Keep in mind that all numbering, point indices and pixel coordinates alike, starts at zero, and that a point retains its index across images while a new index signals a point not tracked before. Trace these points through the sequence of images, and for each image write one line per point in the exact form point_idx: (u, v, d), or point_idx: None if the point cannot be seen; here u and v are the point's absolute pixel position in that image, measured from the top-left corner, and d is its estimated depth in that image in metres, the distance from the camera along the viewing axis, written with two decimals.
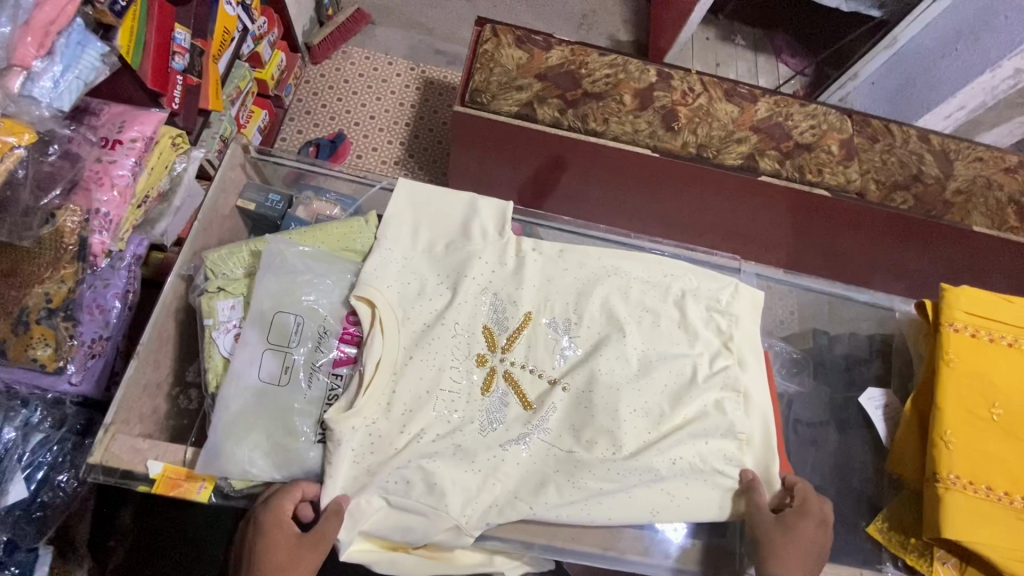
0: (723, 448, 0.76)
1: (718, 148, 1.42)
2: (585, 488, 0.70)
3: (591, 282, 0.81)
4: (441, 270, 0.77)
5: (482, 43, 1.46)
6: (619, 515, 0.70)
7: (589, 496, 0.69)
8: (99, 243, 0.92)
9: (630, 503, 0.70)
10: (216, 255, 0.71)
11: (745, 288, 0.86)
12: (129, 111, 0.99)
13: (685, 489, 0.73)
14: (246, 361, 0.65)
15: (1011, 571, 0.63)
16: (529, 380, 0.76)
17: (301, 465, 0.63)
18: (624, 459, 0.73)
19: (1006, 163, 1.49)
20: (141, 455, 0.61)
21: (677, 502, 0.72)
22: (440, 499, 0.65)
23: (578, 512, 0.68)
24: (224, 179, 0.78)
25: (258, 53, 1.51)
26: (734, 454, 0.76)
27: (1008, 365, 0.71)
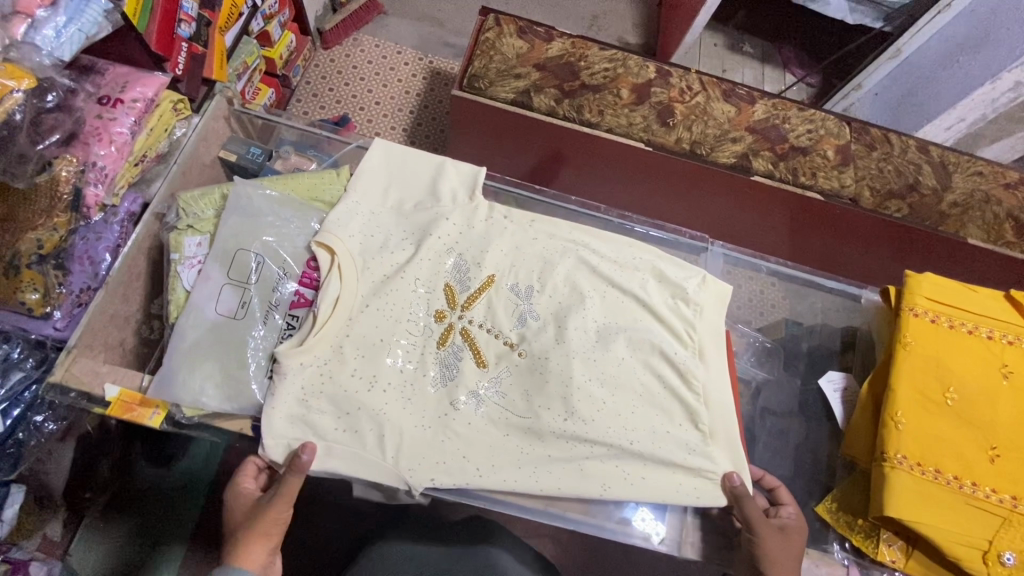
0: (682, 439, 0.74)
1: (712, 146, 1.41)
2: (533, 452, 0.71)
3: (558, 254, 0.82)
4: (407, 227, 0.79)
5: (484, 32, 1.49)
6: (569, 488, 0.70)
7: (539, 465, 0.71)
8: (93, 196, 0.94)
9: (581, 475, 0.71)
10: (189, 196, 0.75)
11: (712, 281, 0.83)
12: (133, 73, 1.02)
13: (642, 470, 0.72)
14: (206, 296, 0.69)
15: (950, 552, 0.65)
16: (491, 347, 0.76)
17: (249, 399, 0.66)
18: (576, 426, 0.73)
19: (1008, 179, 1.45)
20: (99, 377, 0.66)
21: (633, 483, 0.71)
22: (386, 450, 0.67)
23: (525, 479, 0.70)
24: (208, 129, 0.85)
25: (267, 32, 1.55)
26: (695, 446, 0.74)
27: (964, 351, 0.73)
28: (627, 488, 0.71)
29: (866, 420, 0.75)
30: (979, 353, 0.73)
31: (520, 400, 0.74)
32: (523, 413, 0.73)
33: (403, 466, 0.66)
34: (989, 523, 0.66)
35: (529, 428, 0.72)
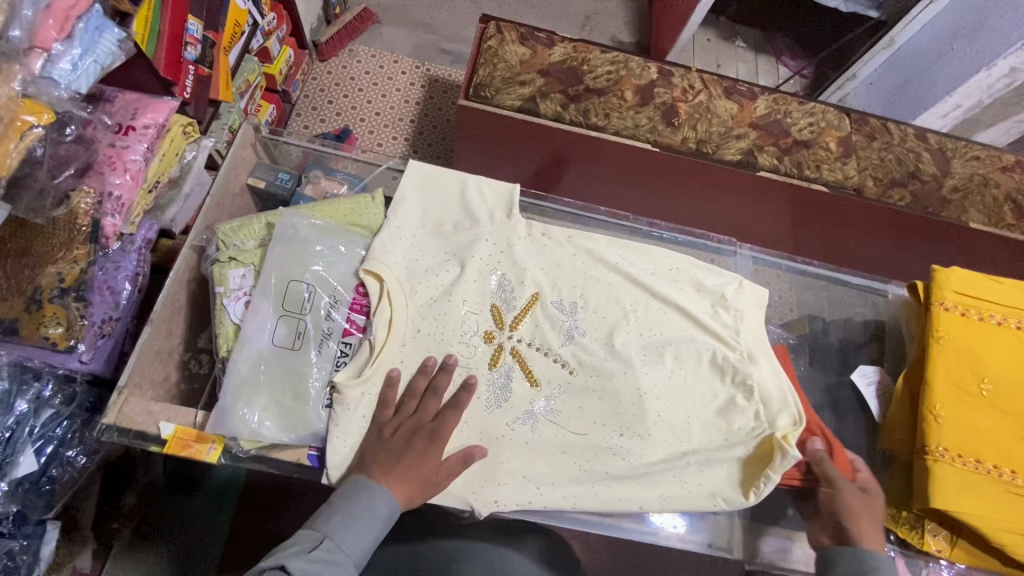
0: (731, 449, 0.76)
1: (718, 143, 1.43)
2: (590, 470, 0.73)
3: (596, 268, 0.84)
4: (448, 249, 0.80)
5: (486, 39, 1.48)
6: (626, 504, 0.72)
7: (595, 481, 0.72)
8: (111, 226, 0.91)
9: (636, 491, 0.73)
10: (228, 228, 0.76)
11: (750, 286, 0.85)
12: (143, 99, 0.99)
13: (692, 478, 0.75)
14: (257, 327, 0.70)
15: (998, 541, 0.68)
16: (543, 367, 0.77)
17: (308, 428, 0.68)
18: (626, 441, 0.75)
19: (1004, 162, 1.48)
20: (153, 417, 0.66)
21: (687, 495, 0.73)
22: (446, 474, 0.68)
23: (583, 496, 0.71)
24: (237, 158, 0.85)
25: (267, 48, 1.53)
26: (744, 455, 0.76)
27: (994, 342, 0.78)
28: (682, 502, 0.73)
29: (903, 415, 0.80)
30: (1008, 342, 0.78)
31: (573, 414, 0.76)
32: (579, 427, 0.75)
33: (466, 489, 0.69)
34: None
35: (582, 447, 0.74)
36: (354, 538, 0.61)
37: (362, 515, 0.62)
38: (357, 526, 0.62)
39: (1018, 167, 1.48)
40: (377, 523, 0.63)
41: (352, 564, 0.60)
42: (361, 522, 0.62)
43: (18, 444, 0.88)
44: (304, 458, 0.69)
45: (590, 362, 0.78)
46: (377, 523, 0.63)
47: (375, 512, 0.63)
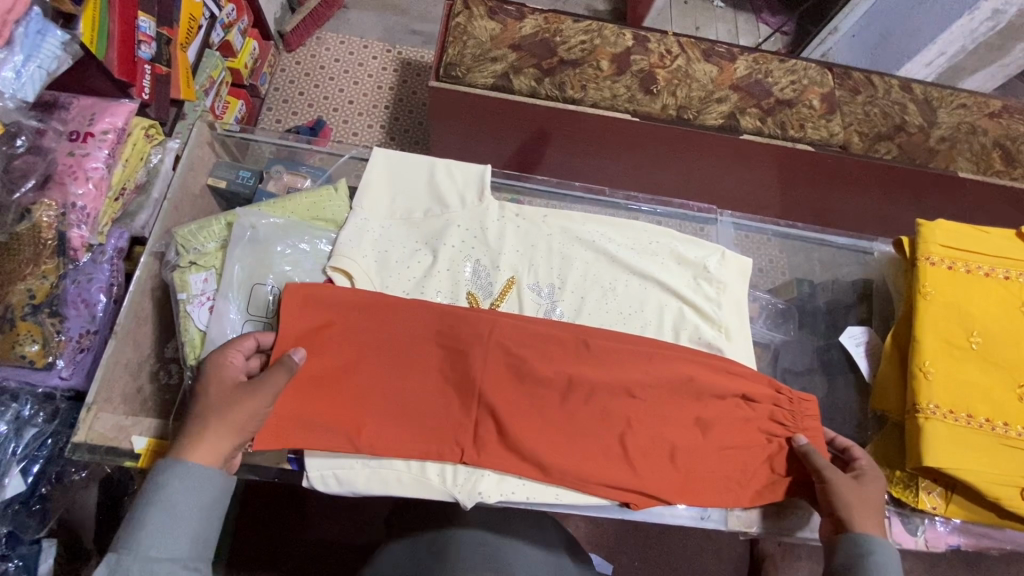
0: None
1: (698, 109, 1.39)
2: None
3: (572, 248, 0.81)
4: (418, 238, 0.78)
5: (454, 16, 1.43)
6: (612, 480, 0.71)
7: None
8: (78, 237, 0.88)
9: None
10: (186, 231, 0.73)
11: (733, 255, 0.84)
12: (99, 103, 0.95)
13: None
14: (224, 332, 0.69)
15: (994, 495, 0.68)
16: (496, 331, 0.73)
17: None
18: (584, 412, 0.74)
19: (992, 108, 1.45)
20: (126, 431, 0.65)
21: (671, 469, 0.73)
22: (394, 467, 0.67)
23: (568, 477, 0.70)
24: (193, 158, 0.82)
25: (229, 42, 1.48)
26: None
27: (981, 293, 0.76)
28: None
29: (892, 374, 0.78)
30: (995, 293, 0.77)
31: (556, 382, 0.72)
32: (525, 391, 0.72)
33: (450, 481, 0.68)
34: None
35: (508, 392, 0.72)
36: (167, 538, 0.54)
37: (160, 517, 0.54)
38: (163, 526, 0.54)
39: (1005, 113, 1.45)
40: (186, 520, 0.55)
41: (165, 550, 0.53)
42: (170, 516, 0.55)
43: (3, 466, 0.87)
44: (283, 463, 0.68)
45: (683, 350, 0.76)
46: (183, 513, 0.55)
47: (176, 507, 0.55)
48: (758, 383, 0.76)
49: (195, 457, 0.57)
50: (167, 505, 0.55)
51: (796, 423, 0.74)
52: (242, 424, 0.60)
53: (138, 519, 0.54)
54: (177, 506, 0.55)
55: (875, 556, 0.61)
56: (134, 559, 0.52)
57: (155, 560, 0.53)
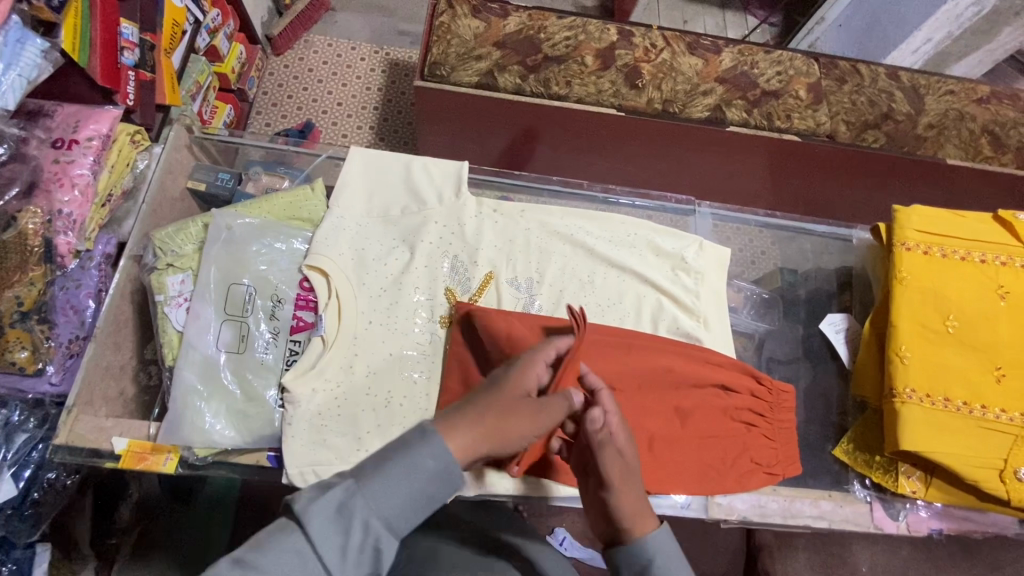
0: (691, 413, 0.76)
1: (684, 102, 1.39)
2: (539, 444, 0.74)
3: (549, 241, 0.82)
4: (395, 235, 0.79)
5: (438, 15, 1.43)
6: None
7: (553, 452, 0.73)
8: (65, 243, 0.88)
9: None
10: (163, 234, 0.74)
11: (711, 245, 0.84)
12: (84, 109, 0.95)
13: None
14: (200, 333, 0.70)
15: (972, 478, 0.69)
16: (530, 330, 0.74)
17: (262, 430, 0.68)
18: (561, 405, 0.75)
19: (979, 94, 1.45)
20: (105, 433, 0.66)
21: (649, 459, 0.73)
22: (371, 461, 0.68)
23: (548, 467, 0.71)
24: (171, 162, 0.83)
25: (214, 47, 1.49)
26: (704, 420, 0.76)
27: (958, 277, 0.76)
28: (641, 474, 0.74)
29: (871, 360, 0.79)
30: (973, 277, 0.77)
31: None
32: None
33: None
34: (1002, 442, 0.71)
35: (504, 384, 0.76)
36: (371, 523, 0.44)
37: (400, 472, 0.46)
38: (390, 482, 0.46)
39: (993, 98, 1.45)
40: (404, 500, 0.45)
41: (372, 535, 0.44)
42: (389, 493, 0.45)
43: None
44: (263, 460, 0.68)
45: (659, 339, 0.77)
46: (423, 472, 0.46)
47: (420, 465, 0.46)
48: (736, 371, 0.77)
49: (459, 439, 0.48)
50: (381, 490, 0.45)
51: (773, 410, 0.77)
52: (519, 421, 0.51)
53: (354, 495, 0.45)
54: (422, 466, 0.46)
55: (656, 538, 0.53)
56: (361, 505, 0.44)
57: (358, 544, 0.44)
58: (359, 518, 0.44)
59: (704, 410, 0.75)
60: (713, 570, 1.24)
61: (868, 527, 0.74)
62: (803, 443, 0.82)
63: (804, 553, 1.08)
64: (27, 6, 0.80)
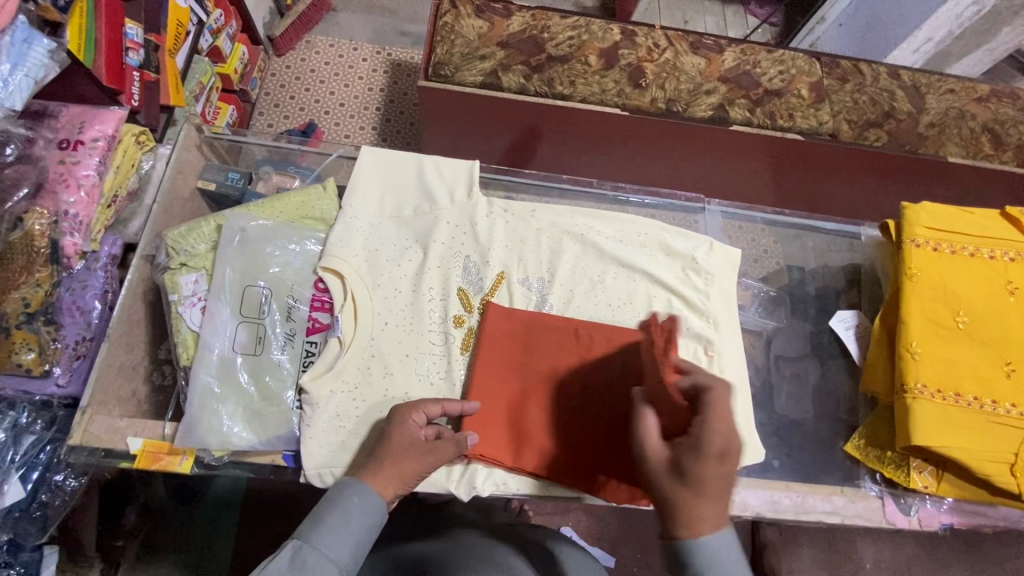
0: None
1: (687, 101, 1.39)
2: None
3: (561, 241, 0.82)
4: (408, 235, 0.79)
5: (441, 15, 1.43)
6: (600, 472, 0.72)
7: None
8: (72, 245, 0.87)
9: None
10: (176, 233, 0.73)
11: (721, 246, 0.84)
12: (89, 110, 0.94)
13: None
14: (216, 333, 0.70)
15: (984, 471, 0.69)
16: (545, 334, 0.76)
17: (276, 431, 0.68)
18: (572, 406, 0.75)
19: (980, 93, 1.46)
20: (120, 433, 0.66)
21: None
22: None
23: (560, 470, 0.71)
24: (181, 162, 0.83)
25: (218, 47, 1.49)
26: None
27: (967, 274, 0.77)
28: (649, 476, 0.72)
29: (881, 357, 0.79)
30: (982, 273, 0.77)
31: (538, 378, 0.75)
32: (514, 391, 0.74)
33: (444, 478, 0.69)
34: (1014, 437, 0.71)
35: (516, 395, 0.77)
36: (336, 538, 0.57)
37: (338, 520, 0.58)
38: (340, 530, 0.58)
39: (992, 97, 1.46)
40: (357, 525, 0.58)
41: (332, 566, 0.56)
42: (344, 521, 0.58)
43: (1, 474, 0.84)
44: (278, 460, 0.68)
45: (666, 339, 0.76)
46: (355, 523, 0.58)
47: (352, 518, 0.58)
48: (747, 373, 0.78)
49: (377, 488, 0.60)
50: (344, 511, 0.58)
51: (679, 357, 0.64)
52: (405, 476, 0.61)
53: (317, 515, 0.58)
54: (353, 519, 0.58)
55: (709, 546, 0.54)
56: (311, 552, 0.56)
57: (326, 556, 0.56)
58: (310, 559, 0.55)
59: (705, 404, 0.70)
60: None
61: (881, 522, 0.74)
62: (814, 441, 0.82)
63: (809, 551, 1.08)
64: (34, 6, 0.79)
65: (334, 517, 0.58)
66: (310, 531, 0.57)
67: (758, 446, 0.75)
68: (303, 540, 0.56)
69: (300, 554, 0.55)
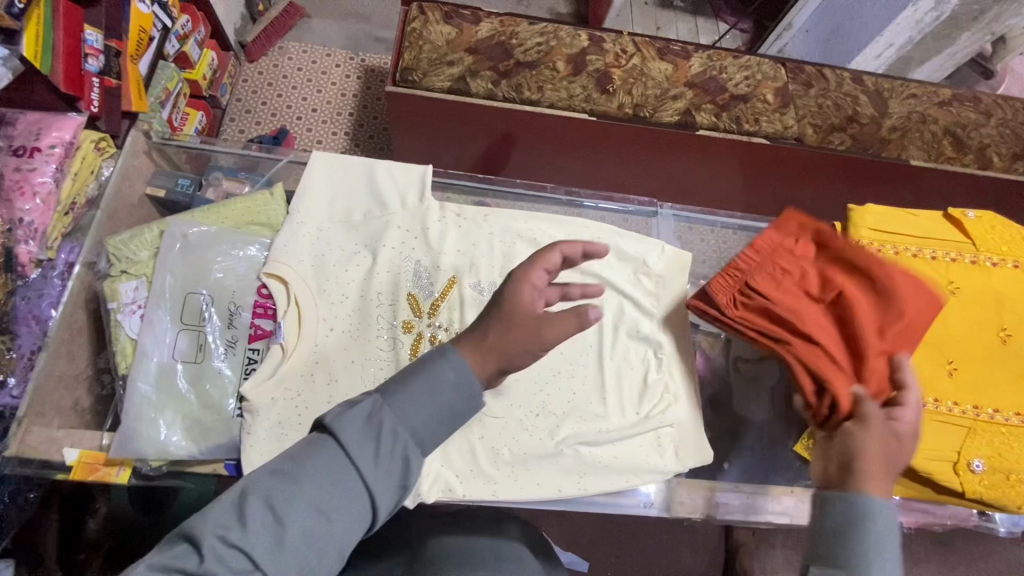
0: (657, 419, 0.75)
1: (654, 107, 1.41)
2: (499, 453, 0.72)
3: (513, 246, 0.82)
4: (358, 240, 0.78)
5: (410, 22, 1.44)
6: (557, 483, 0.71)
7: (520, 463, 0.72)
8: (24, 254, 0.84)
9: (559, 467, 0.72)
10: (117, 240, 0.72)
11: (672, 250, 0.85)
12: (44, 118, 0.93)
13: (612, 449, 0.74)
14: (156, 341, 0.69)
15: (924, 471, 0.72)
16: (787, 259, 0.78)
17: (218, 440, 0.68)
18: (526, 412, 0.74)
19: (941, 97, 1.50)
20: (57, 443, 0.67)
21: (605, 463, 0.73)
22: None
23: (507, 481, 0.71)
24: (128, 168, 0.83)
25: (185, 53, 1.48)
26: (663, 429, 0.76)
27: (910, 275, 0.78)
28: (604, 476, 0.72)
29: None
30: (925, 274, 0.79)
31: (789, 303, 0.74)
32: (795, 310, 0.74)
33: None
34: (955, 434, 0.74)
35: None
36: (414, 408, 0.49)
37: (423, 388, 0.50)
38: (422, 394, 0.50)
39: (954, 101, 1.49)
40: (443, 393, 0.50)
41: (406, 434, 0.48)
42: (426, 390, 0.50)
43: None
44: (220, 469, 0.68)
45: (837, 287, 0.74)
46: (442, 389, 0.50)
47: (441, 379, 0.50)
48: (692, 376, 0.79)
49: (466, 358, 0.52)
50: (427, 385, 0.50)
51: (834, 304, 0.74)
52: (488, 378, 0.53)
53: (404, 384, 0.50)
54: (440, 393, 0.50)
55: (875, 525, 0.50)
56: (389, 416, 0.48)
57: (397, 428, 0.48)
58: (387, 426, 0.48)
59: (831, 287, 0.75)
60: (692, 569, 1.25)
61: None
62: (766, 442, 0.84)
63: (783, 551, 1.03)
64: None
65: (421, 384, 0.50)
66: (393, 391, 0.49)
67: (706, 448, 0.75)
68: (382, 399, 0.48)
69: (376, 418, 0.48)
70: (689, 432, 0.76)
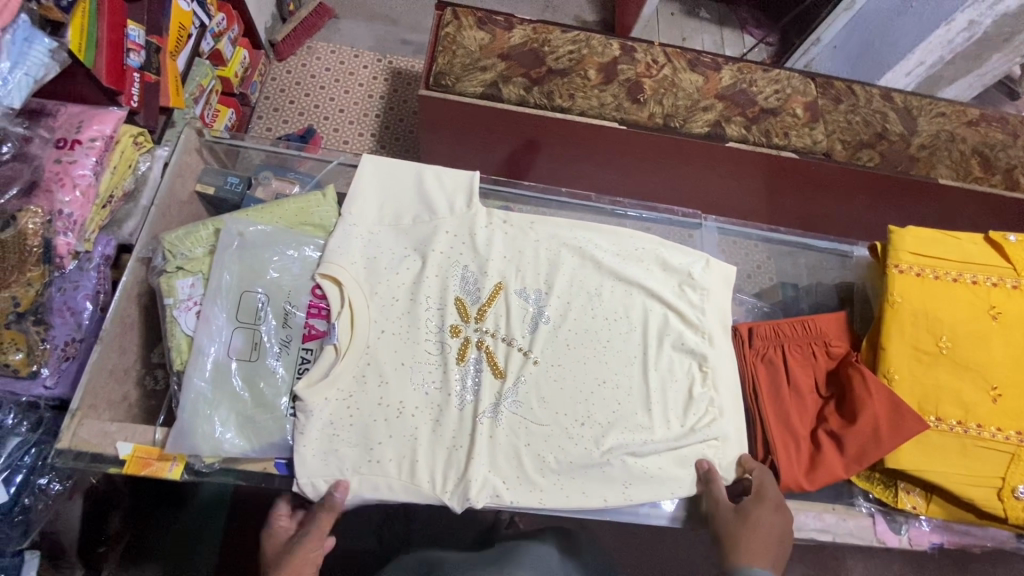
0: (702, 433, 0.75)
1: (684, 117, 1.40)
2: (542, 462, 0.72)
3: (559, 254, 0.82)
4: (408, 243, 0.79)
5: (443, 26, 1.44)
6: (605, 494, 0.71)
7: (568, 473, 0.71)
8: (65, 244, 0.83)
9: (607, 478, 0.72)
10: (174, 236, 0.74)
11: (716, 263, 0.85)
12: (88, 111, 0.93)
13: (658, 460, 0.73)
14: (211, 338, 0.70)
15: (970, 496, 0.72)
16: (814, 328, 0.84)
17: (268, 438, 0.68)
18: (572, 421, 0.74)
19: (969, 117, 1.49)
20: (110, 437, 0.66)
21: (652, 473, 0.72)
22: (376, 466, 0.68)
23: (553, 491, 0.70)
24: (180, 165, 0.83)
25: (219, 51, 1.48)
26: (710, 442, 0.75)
27: (952, 298, 0.78)
28: (654, 487, 0.72)
29: None
30: (966, 298, 0.78)
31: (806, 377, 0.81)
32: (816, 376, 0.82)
33: (439, 487, 0.69)
34: (1000, 460, 0.73)
35: (517, 403, 0.73)
36: None
37: None
38: None
39: (982, 121, 1.49)
40: None
41: None
42: None
43: None
44: (270, 467, 0.68)
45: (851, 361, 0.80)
46: None
47: None
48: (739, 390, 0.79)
49: None
50: None
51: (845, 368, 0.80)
52: None
53: None
54: None
55: None
56: None
57: None
58: None
59: (832, 387, 0.82)
60: None
61: (871, 541, 0.75)
62: None
63: None
64: (36, 4, 0.78)
65: None
66: None
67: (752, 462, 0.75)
68: None
69: None
70: (734, 446, 0.76)
